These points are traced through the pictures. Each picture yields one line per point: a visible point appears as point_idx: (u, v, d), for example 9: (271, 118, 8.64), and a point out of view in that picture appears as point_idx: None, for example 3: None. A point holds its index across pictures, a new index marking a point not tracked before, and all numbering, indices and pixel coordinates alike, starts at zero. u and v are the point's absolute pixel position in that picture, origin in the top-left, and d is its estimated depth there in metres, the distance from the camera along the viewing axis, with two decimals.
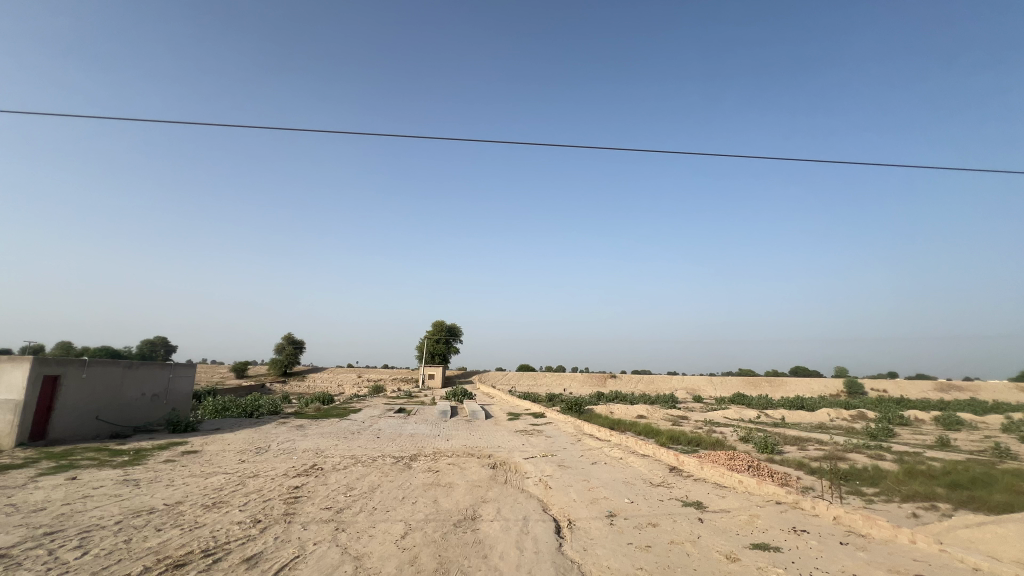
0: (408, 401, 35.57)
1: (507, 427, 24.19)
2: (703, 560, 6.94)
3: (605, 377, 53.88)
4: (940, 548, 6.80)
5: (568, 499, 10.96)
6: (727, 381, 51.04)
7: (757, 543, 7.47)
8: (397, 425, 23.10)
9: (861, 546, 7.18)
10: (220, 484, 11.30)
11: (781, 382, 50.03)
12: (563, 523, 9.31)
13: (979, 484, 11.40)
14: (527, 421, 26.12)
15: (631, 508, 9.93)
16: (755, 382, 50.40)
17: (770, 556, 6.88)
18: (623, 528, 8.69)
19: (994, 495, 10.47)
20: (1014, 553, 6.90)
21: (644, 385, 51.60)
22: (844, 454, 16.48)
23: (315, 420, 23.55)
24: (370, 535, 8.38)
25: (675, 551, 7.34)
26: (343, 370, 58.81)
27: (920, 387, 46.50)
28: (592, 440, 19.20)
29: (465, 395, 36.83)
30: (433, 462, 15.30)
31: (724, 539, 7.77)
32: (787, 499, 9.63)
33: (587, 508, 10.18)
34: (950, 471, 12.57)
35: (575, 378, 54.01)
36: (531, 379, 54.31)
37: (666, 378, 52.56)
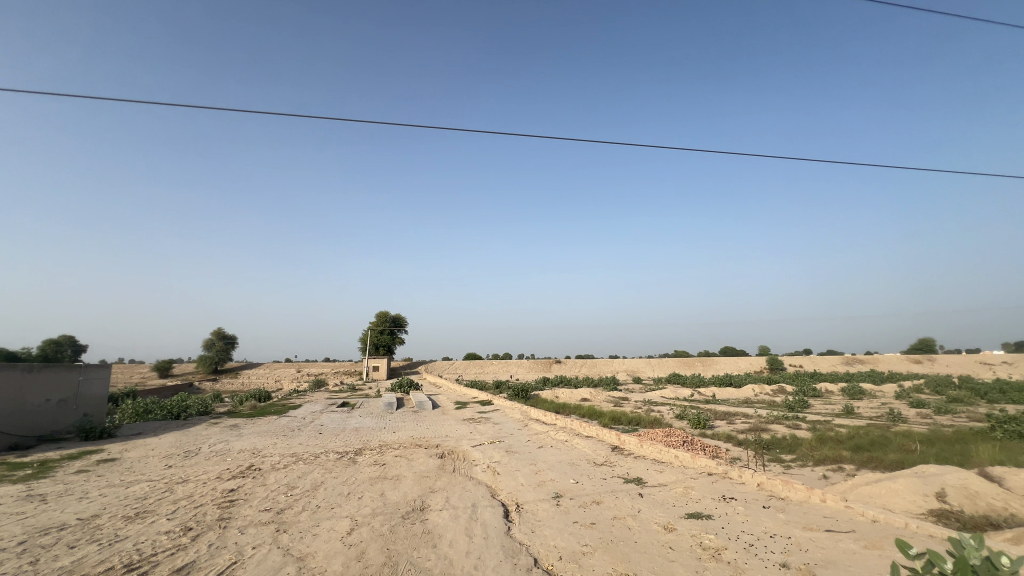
0: (352, 395, 34.62)
1: (455, 416, 24.22)
2: (642, 533, 7.35)
3: (550, 363, 55.07)
4: (845, 505, 7.60)
5: (516, 483, 11.18)
6: (664, 362, 53.82)
7: (691, 513, 8.02)
8: (341, 420, 22.42)
9: (780, 508, 7.90)
10: (144, 492, 10.47)
11: (712, 361, 53.46)
12: (512, 507, 9.51)
13: (877, 446, 12.89)
14: (475, 409, 26.24)
15: (576, 488, 10.31)
16: (689, 362, 53.65)
17: (702, 525, 7.41)
18: (569, 508, 9.00)
19: (889, 455, 11.89)
20: (904, 504, 7.89)
21: (588, 369, 53.33)
22: (767, 425, 18.01)
23: (250, 419, 22.35)
24: (314, 534, 8.13)
25: (617, 526, 7.73)
26: (281, 366, 56.12)
27: (830, 362, 51.62)
28: (539, 425, 19.65)
29: (412, 386, 36.34)
30: (379, 455, 15.01)
31: (662, 511, 8.27)
32: (718, 470, 10.38)
33: (534, 491, 10.45)
34: (854, 436, 14.10)
35: (522, 364, 54.91)
36: (478, 367, 54.44)
37: (608, 362, 54.56)
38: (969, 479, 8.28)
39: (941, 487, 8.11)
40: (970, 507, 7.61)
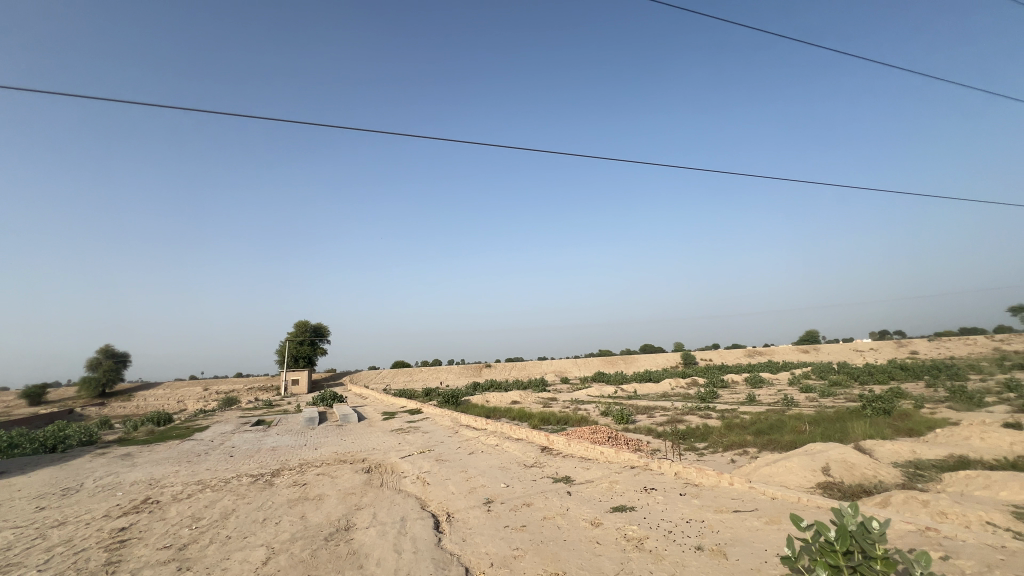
0: (267, 411, 32.17)
1: (383, 426, 23.39)
2: (571, 530, 7.54)
3: (481, 367, 54.95)
4: (749, 486, 8.32)
5: (447, 492, 10.98)
6: (589, 361, 55.83)
7: (617, 506, 8.37)
8: (255, 440, 20.72)
9: (695, 494, 8.49)
10: (7, 542, 8.92)
11: (633, 359, 56.39)
12: (442, 517, 9.32)
13: (774, 429, 14.34)
14: (403, 419, 25.45)
15: (507, 492, 10.35)
16: (612, 360, 56.19)
17: (626, 517, 7.76)
18: (500, 513, 9.00)
19: (785, 436, 13.24)
20: (797, 479, 8.82)
21: (518, 372, 53.90)
22: (682, 416, 19.34)
23: (146, 446, 19.94)
24: (224, 568, 7.40)
25: (547, 526, 7.86)
26: (183, 384, 50.76)
27: (734, 354, 56.62)
28: (469, 430, 19.53)
29: (335, 398, 34.53)
30: (299, 475, 14.05)
31: (589, 507, 8.55)
32: (640, 463, 10.93)
33: (465, 498, 10.34)
34: (755, 421, 15.54)
35: (452, 370, 54.28)
36: (406, 375, 52.98)
37: (537, 363, 55.53)
38: (847, 453, 9.47)
39: (826, 462, 9.19)
40: (849, 477, 8.70)
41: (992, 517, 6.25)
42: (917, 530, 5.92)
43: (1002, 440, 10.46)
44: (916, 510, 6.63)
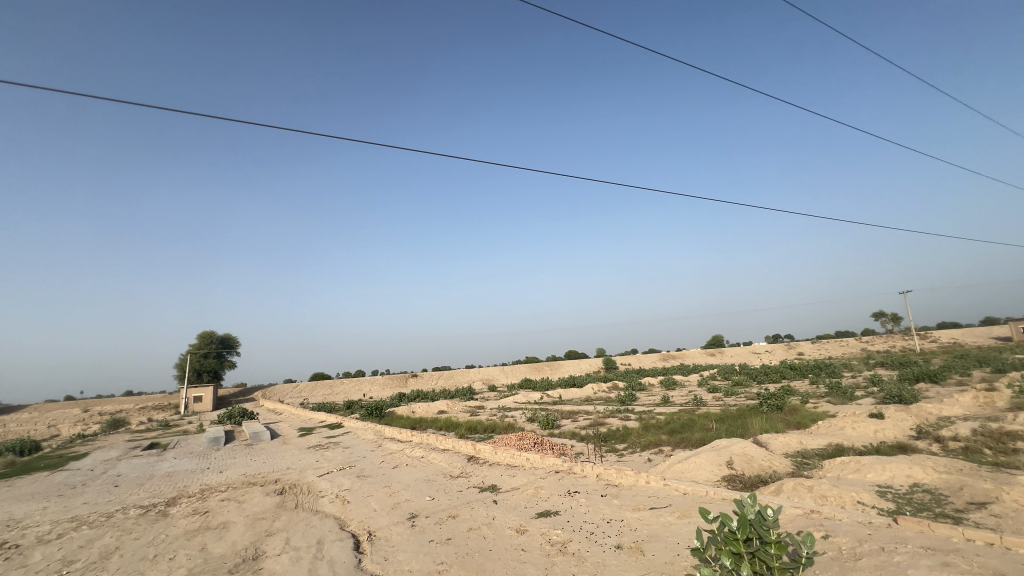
0: (163, 433, 28.81)
1: (299, 443, 21.89)
2: (496, 540, 7.52)
3: (406, 377, 53.40)
4: (664, 483, 8.82)
5: (368, 510, 10.48)
6: (516, 368, 56.39)
7: (541, 512, 8.49)
8: (146, 466, 18.43)
9: (615, 494, 8.85)
10: None
11: (559, 365, 57.87)
12: (363, 537, 8.88)
13: (685, 427, 15.42)
14: (322, 434, 24.00)
15: (432, 505, 10.09)
16: (539, 366, 57.25)
17: (550, 521, 7.89)
18: (424, 527, 8.76)
19: (695, 434, 14.25)
20: (705, 474, 9.52)
21: (446, 381, 53.07)
22: (604, 419, 20.15)
23: (4, 480, 16.96)
24: None
25: (473, 538, 7.78)
26: (55, 406, 43.99)
27: (651, 358, 60.17)
28: (394, 443, 18.88)
29: (244, 414, 31.74)
30: (199, 502, 12.68)
31: (514, 515, 8.58)
32: (563, 467, 11.20)
33: (388, 515, 9.93)
34: (669, 421, 16.59)
35: (376, 381, 52.20)
36: (326, 387, 50.08)
37: (464, 371, 55.06)
38: (747, 447, 10.40)
39: (730, 456, 10.01)
40: (749, 470, 9.55)
41: (861, 496, 7.17)
42: (804, 513, 6.62)
43: (868, 429, 12.08)
44: (803, 495, 7.42)
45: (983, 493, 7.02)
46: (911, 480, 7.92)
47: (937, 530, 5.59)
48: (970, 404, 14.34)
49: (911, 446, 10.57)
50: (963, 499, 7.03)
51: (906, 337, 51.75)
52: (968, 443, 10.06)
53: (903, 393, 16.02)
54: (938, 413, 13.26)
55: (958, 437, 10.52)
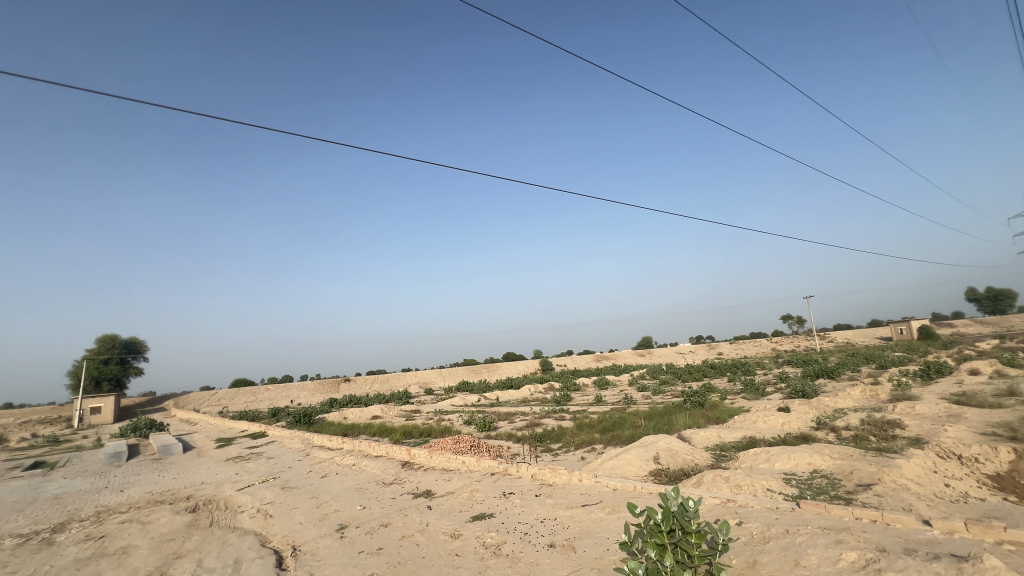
0: (49, 450, 25.37)
1: (216, 456, 20.20)
2: (429, 546, 7.38)
3: (338, 382, 51.07)
4: (595, 480, 9.09)
5: (293, 524, 9.87)
6: (454, 371, 55.82)
7: (476, 515, 8.45)
8: (28, 488, 16.14)
9: (548, 493, 8.99)
10: None
11: (496, 367, 58.03)
12: (287, 553, 8.36)
13: (616, 425, 16.04)
14: (242, 444, 22.31)
15: (363, 514, 9.69)
16: (476, 368, 57.07)
17: (485, 524, 7.86)
18: (354, 538, 8.40)
19: (625, 432, 14.86)
20: (634, 470, 9.95)
21: (380, 385, 51.36)
22: (539, 420, 20.47)
23: None
24: None
25: (406, 546, 7.57)
26: None
27: (585, 359, 62.01)
28: (323, 451, 17.99)
29: (151, 426, 28.76)
30: (94, 526, 11.29)
31: (449, 520, 8.46)
32: (499, 469, 11.22)
33: (314, 527, 9.41)
34: (602, 420, 17.17)
35: (304, 386, 49.43)
36: (248, 394, 46.63)
37: (400, 375, 53.63)
38: (672, 443, 11.01)
39: (656, 452, 10.54)
40: (673, 464, 10.12)
41: (770, 484, 7.83)
42: (722, 502, 7.10)
43: (776, 421, 13.23)
44: (720, 486, 7.96)
45: (869, 475, 7.93)
46: (812, 467, 8.78)
47: (832, 511, 6.22)
48: (860, 397, 16.17)
49: (811, 436, 11.72)
50: (853, 482, 7.90)
51: (809, 337, 57.34)
52: (857, 431, 11.33)
53: (806, 388, 17.71)
54: (833, 405, 14.82)
55: (849, 426, 11.82)
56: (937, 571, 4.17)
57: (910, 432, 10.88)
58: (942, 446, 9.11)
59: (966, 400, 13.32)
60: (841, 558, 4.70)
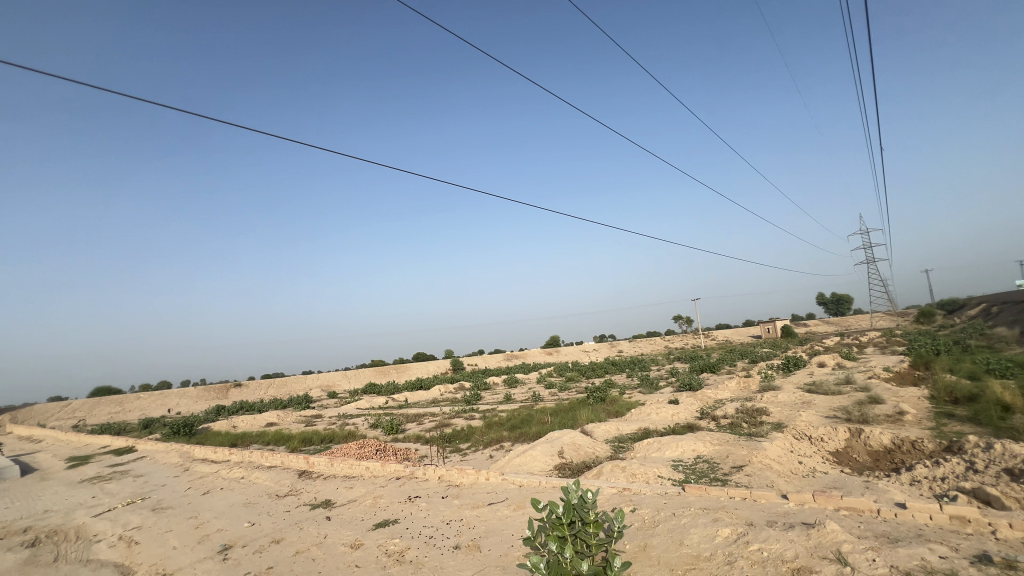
0: None
1: (66, 478, 17.21)
2: (327, 560, 6.94)
3: (227, 387, 46.26)
4: (502, 478, 9.19)
5: (165, 549, 8.71)
6: (360, 372, 53.29)
7: (379, 522, 8.12)
8: None
9: (455, 494, 8.92)
10: None
11: (406, 367, 56.47)
12: None
13: (524, 422, 16.42)
14: (103, 463, 19.28)
15: (252, 532, 8.85)
16: (385, 369, 55.05)
17: (388, 531, 7.59)
18: (240, 559, 7.63)
19: (532, 428, 15.27)
20: (540, 465, 10.26)
21: (277, 390, 47.39)
22: (449, 420, 20.28)
23: None
24: None
25: (300, 561, 7.05)
26: None
27: (496, 358, 62.78)
28: (205, 465, 16.15)
29: None
30: None
31: (349, 529, 8.04)
32: (405, 472, 10.90)
33: (191, 551, 8.38)
34: (510, 417, 17.48)
35: (185, 392, 44.10)
36: (112, 404, 40.47)
37: (300, 378, 49.99)
38: (575, 437, 11.54)
39: (560, 446, 10.96)
40: (576, 457, 10.59)
41: (661, 471, 8.51)
42: (618, 491, 7.56)
43: (667, 413, 14.45)
44: (618, 475, 8.48)
45: (741, 458, 8.96)
46: (695, 453, 9.70)
47: (711, 492, 6.90)
48: (735, 388, 18.24)
49: (696, 424, 12.96)
50: (728, 464, 8.88)
51: (695, 335, 63.50)
52: (733, 419, 12.75)
53: (692, 382, 19.57)
54: (714, 397, 16.55)
55: (726, 415, 13.29)
56: (792, 538, 4.79)
57: (773, 417, 12.50)
58: (797, 428, 10.58)
59: (816, 388, 15.64)
60: (717, 534, 5.23)
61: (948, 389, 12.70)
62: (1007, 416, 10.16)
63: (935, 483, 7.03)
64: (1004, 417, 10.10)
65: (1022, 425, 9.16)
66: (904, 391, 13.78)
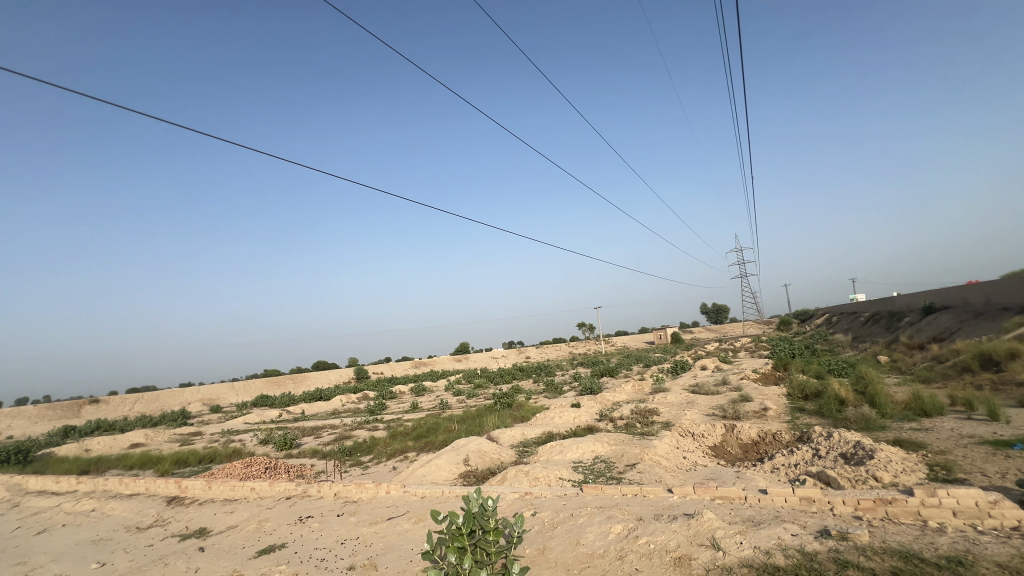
0: None
1: None
2: None
3: (79, 405, 39.46)
4: (404, 491, 8.85)
5: None
6: (249, 384, 48.42)
7: (262, 549, 7.38)
8: None
9: (352, 511, 8.41)
10: None
11: (303, 377, 52.51)
12: None
13: (430, 431, 16.07)
14: None
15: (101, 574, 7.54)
16: (279, 379, 50.72)
17: (273, 558, 6.92)
18: None
19: (438, 437, 15.00)
20: (444, 475, 10.07)
21: (144, 406, 41.28)
22: (350, 432, 19.20)
23: None
24: None
25: None
26: None
27: (403, 365, 60.96)
28: (43, 498, 13.53)
29: None
30: None
31: (227, 560, 7.21)
32: (297, 491, 10.04)
33: None
34: (416, 427, 17.01)
35: (20, 412, 36.82)
36: None
37: (175, 392, 44.08)
38: (481, 444, 11.53)
39: (466, 454, 10.87)
40: (481, 464, 10.56)
41: (561, 473, 8.79)
42: (520, 496, 7.64)
43: (570, 416, 15.02)
44: (521, 480, 8.59)
45: (634, 456, 9.58)
46: (594, 453, 10.18)
47: (606, 491, 7.27)
48: (631, 391, 19.54)
49: (595, 426, 13.64)
50: (623, 462, 9.43)
51: (598, 342, 67.16)
52: (628, 420, 13.61)
53: (593, 386, 20.62)
54: (613, 399, 17.58)
55: (622, 416, 14.15)
56: (675, 529, 5.17)
57: (663, 417, 13.58)
58: (682, 426, 11.58)
59: (699, 389, 17.31)
60: (610, 531, 5.50)
61: (800, 387, 14.80)
62: (843, 408, 12.09)
63: (790, 469, 8.12)
64: (840, 409, 12.01)
65: (853, 416, 10.96)
66: (768, 390, 15.80)
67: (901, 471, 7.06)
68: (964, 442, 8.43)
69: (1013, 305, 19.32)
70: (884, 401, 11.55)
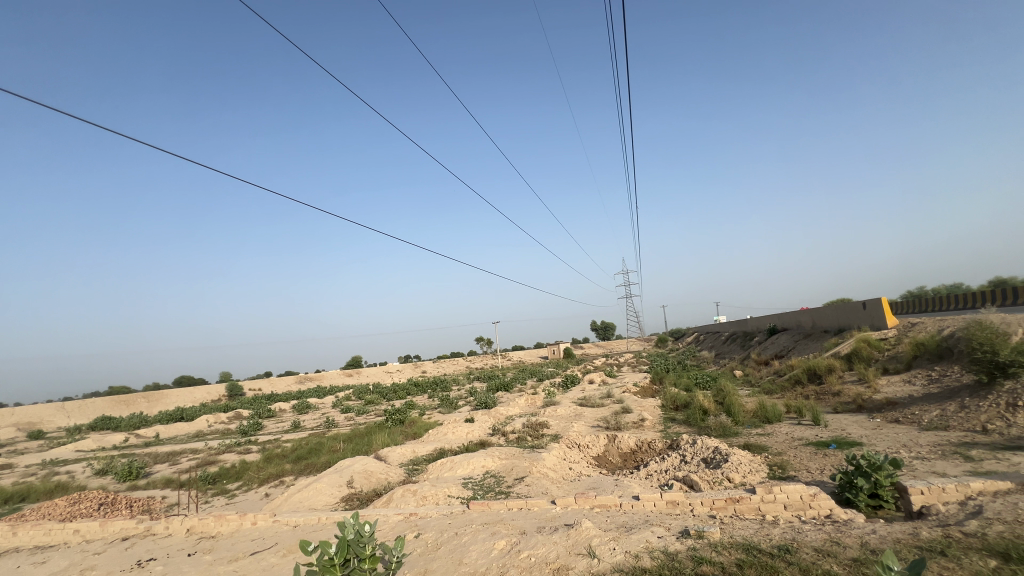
0: None
1: None
2: None
3: None
4: (273, 520, 8.01)
5: None
6: (86, 404, 40.67)
7: None
8: None
9: (208, 548, 7.37)
10: None
11: (160, 394, 45.42)
12: None
13: (312, 452, 14.79)
14: None
15: None
16: (128, 398, 43.26)
17: None
18: None
19: (321, 458, 13.89)
20: (324, 499, 9.33)
21: None
22: (216, 457, 17.00)
23: None
24: None
25: None
26: None
27: (286, 380, 55.84)
28: None
29: None
30: None
31: None
32: (138, 530, 8.55)
33: None
34: (296, 448, 15.59)
35: None
36: None
37: None
38: (367, 464, 10.90)
39: (350, 476, 10.20)
40: (366, 485, 9.98)
41: (450, 490, 8.62)
42: (404, 518, 7.31)
43: (463, 432, 14.83)
44: (408, 500, 8.24)
45: (523, 469, 9.75)
46: (485, 469, 10.15)
47: (492, 507, 7.26)
48: (525, 405, 19.93)
49: (488, 440, 13.65)
50: (512, 476, 9.54)
51: (496, 356, 67.87)
52: (519, 433, 13.83)
53: (488, 401, 20.70)
54: (507, 413, 17.81)
55: (514, 430, 14.36)
56: (555, 541, 5.31)
57: (552, 430, 14.03)
58: (570, 437, 12.08)
59: (586, 402, 18.24)
60: (493, 548, 5.49)
61: (672, 399, 16.34)
62: (706, 417, 13.58)
63: (661, 475, 8.86)
64: (704, 418, 13.46)
65: (713, 424, 12.35)
66: (645, 402, 17.18)
67: (748, 472, 8.08)
68: (795, 444, 9.93)
69: (832, 328, 23.41)
70: (738, 410, 13.20)
